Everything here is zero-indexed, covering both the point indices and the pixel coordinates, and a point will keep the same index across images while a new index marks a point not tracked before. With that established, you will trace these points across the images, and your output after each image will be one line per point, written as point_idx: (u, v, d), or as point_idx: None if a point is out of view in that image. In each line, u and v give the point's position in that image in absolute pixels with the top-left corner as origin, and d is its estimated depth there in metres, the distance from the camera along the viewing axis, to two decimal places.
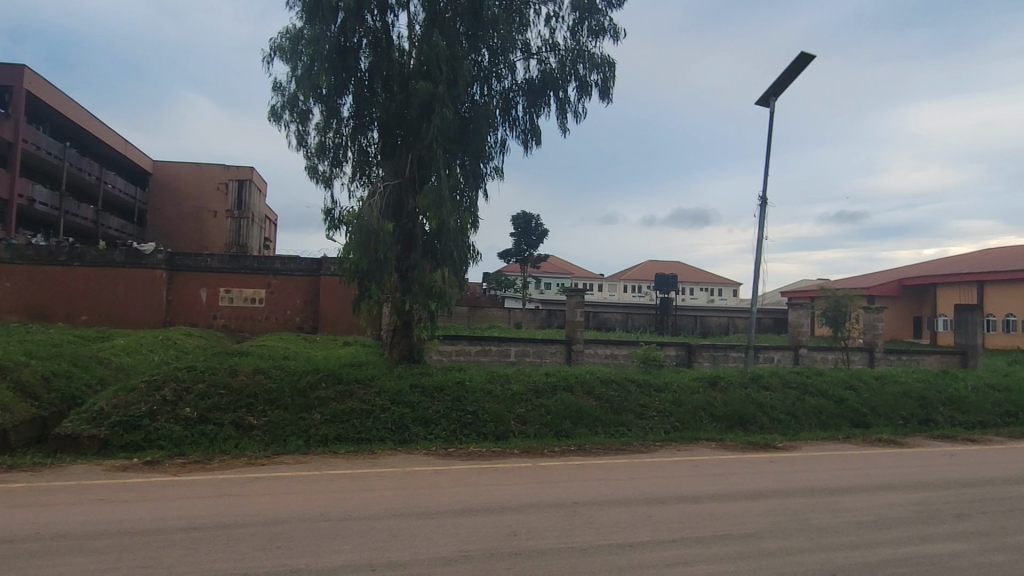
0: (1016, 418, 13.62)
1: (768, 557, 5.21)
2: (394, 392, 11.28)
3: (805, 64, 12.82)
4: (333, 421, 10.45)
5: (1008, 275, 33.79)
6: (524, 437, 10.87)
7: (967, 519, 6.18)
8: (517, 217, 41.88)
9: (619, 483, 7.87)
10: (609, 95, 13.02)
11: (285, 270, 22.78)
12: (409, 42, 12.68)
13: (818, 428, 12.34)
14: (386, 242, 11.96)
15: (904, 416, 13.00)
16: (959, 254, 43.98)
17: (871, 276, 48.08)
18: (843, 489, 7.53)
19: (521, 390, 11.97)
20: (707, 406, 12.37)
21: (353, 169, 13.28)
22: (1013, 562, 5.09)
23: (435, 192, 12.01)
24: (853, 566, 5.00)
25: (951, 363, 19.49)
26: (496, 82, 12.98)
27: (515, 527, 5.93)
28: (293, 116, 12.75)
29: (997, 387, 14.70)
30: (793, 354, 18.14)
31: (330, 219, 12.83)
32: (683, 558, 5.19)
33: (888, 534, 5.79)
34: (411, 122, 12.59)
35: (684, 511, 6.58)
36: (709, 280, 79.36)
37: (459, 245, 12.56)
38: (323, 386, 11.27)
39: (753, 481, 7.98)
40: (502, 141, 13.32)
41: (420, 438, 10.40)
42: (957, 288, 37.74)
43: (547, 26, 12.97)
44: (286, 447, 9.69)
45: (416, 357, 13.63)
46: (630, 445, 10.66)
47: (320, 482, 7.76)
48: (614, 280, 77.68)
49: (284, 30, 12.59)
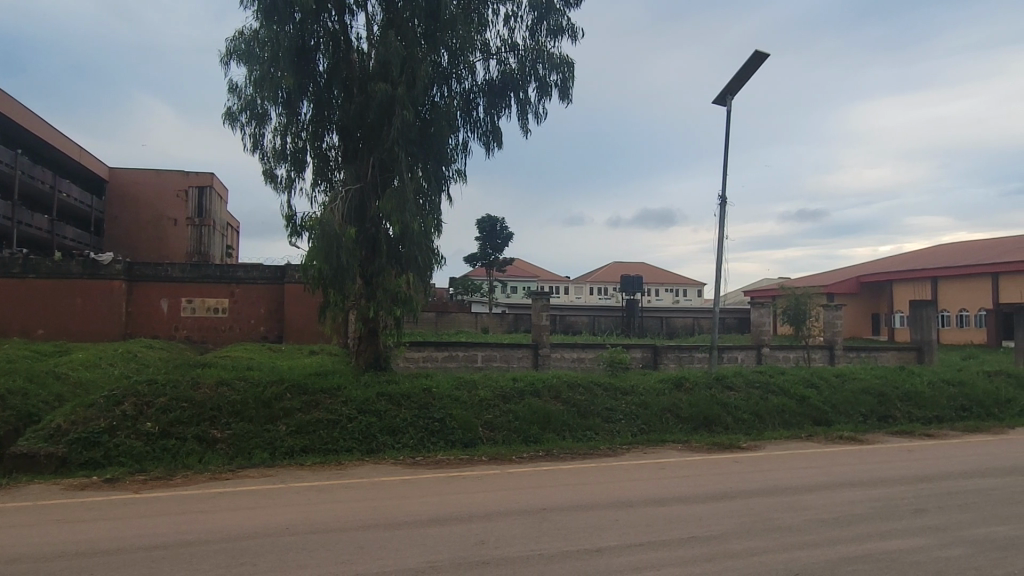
0: (970, 412, 14.04)
1: (733, 557, 5.29)
2: (361, 401, 11.18)
3: (760, 62, 13.05)
4: (298, 433, 10.32)
5: (961, 271, 34.83)
6: (492, 444, 10.88)
7: (924, 514, 6.37)
8: (482, 220, 41.87)
9: (588, 488, 7.94)
10: (569, 95, 13.10)
11: (248, 278, 22.47)
12: (368, 43, 12.62)
13: (781, 427, 12.57)
14: (349, 247, 11.84)
15: (863, 413, 13.31)
16: (913, 252, 45.17)
17: (829, 274, 49.13)
18: (805, 487, 7.69)
19: (488, 396, 11.95)
20: (672, 407, 12.52)
21: (314, 174, 13.15)
22: (967, 555, 5.25)
23: (397, 196, 11.97)
24: (814, 564, 5.12)
25: (908, 359, 19.98)
26: (456, 82, 12.96)
27: (483, 536, 5.93)
28: (250, 118, 12.57)
29: (953, 382, 15.11)
30: (756, 354, 18.39)
31: (292, 224, 12.69)
32: (649, 562, 5.25)
33: (849, 531, 5.93)
34: (371, 124, 12.49)
35: (651, 514, 6.67)
36: (673, 280, 80.21)
37: (424, 249, 12.49)
38: (287, 396, 11.12)
39: (718, 482, 8.10)
40: (464, 143, 13.30)
41: (387, 448, 10.35)
42: (912, 284, 38.74)
43: (506, 26, 12.98)
44: (250, 461, 9.57)
45: (383, 364, 13.53)
46: (598, 449, 10.75)
47: (287, 495, 7.67)
48: (579, 282, 77.99)
49: (238, 32, 12.44)
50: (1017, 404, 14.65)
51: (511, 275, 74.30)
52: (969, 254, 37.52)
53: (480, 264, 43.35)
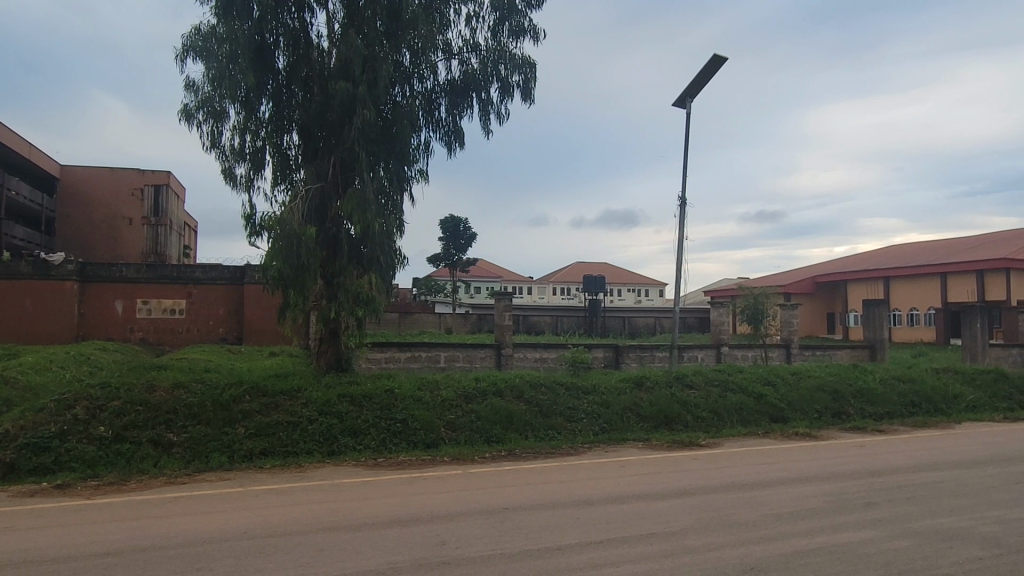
0: (920, 408, 14.46)
1: (691, 554, 5.37)
2: (321, 403, 11.07)
3: (718, 66, 13.26)
4: (258, 435, 10.18)
5: (912, 271, 35.84)
6: (455, 444, 10.87)
7: (875, 507, 6.55)
8: (445, 220, 41.78)
9: (549, 486, 7.98)
10: (531, 96, 13.16)
11: (206, 279, 22.04)
12: (329, 41, 12.51)
13: (739, 424, 12.80)
14: (310, 247, 11.71)
15: (818, 410, 13.62)
16: (867, 253, 46.36)
17: (786, 275, 50.16)
18: (762, 483, 7.85)
19: (451, 397, 11.93)
20: (633, 406, 12.66)
21: (274, 173, 12.97)
22: (914, 547, 5.42)
23: (358, 195, 11.87)
24: (769, 558, 5.23)
25: (861, 357, 20.49)
26: (418, 82, 12.92)
27: (444, 536, 5.93)
28: (207, 116, 12.37)
29: (903, 379, 15.55)
30: (715, 353, 18.68)
31: (251, 224, 12.51)
32: (610, 559, 5.30)
33: (803, 525, 6.07)
34: (332, 123, 12.37)
35: (612, 511, 6.74)
36: (635, 280, 80.99)
37: (386, 249, 12.41)
38: (246, 399, 10.94)
39: (677, 479, 8.22)
40: (426, 143, 13.27)
41: (348, 450, 10.27)
42: (865, 284, 39.73)
43: (468, 27, 12.98)
44: (208, 464, 9.40)
45: (345, 365, 13.38)
46: (560, 448, 10.82)
47: (245, 499, 7.55)
48: (543, 282, 78.33)
49: (194, 28, 12.22)
50: (963, 399, 15.15)
51: (474, 275, 74.29)
52: (919, 255, 38.67)
53: (443, 265, 43.24)
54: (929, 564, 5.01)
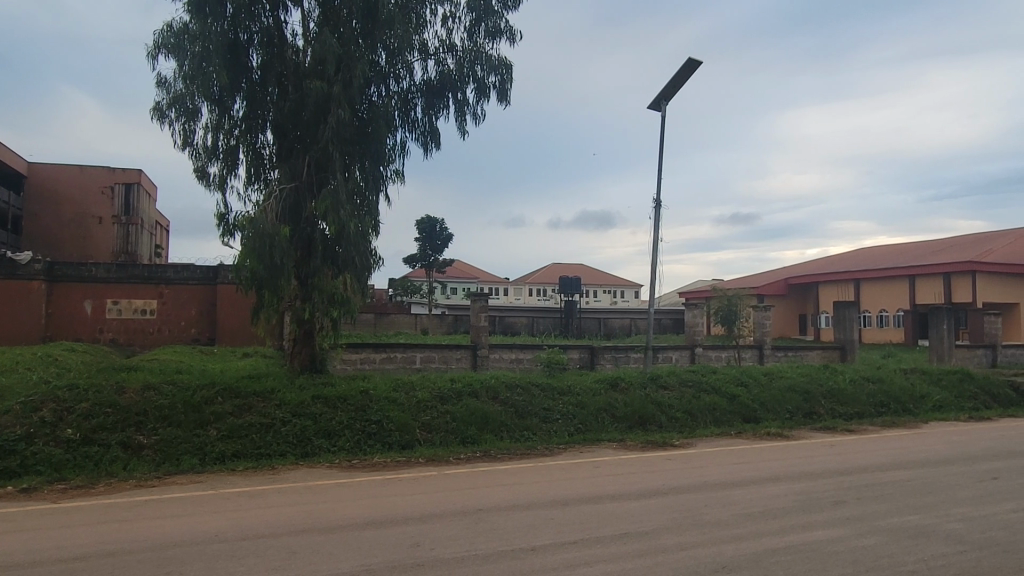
0: (888, 407, 14.72)
1: (663, 553, 5.41)
2: (295, 404, 10.97)
3: (692, 70, 13.40)
4: (229, 437, 10.06)
5: (882, 274, 36.45)
6: (430, 445, 10.84)
7: (843, 506, 6.66)
8: (421, 221, 41.66)
9: (524, 487, 8.00)
10: (507, 97, 13.17)
11: (178, 279, 21.74)
12: (304, 39, 12.42)
13: (713, 424, 12.92)
14: (283, 247, 11.61)
15: (790, 410, 13.79)
16: (838, 255, 47.06)
17: (759, 277, 50.74)
18: (734, 482, 7.93)
19: (426, 398, 11.89)
20: (608, 407, 12.72)
21: (247, 172, 12.85)
22: (882, 544, 5.51)
23: (333, 195, 11.79)
24: (739, 557, 5.29)
25: (831, 358, 20.80)
26: (394, 82, 12.86)
27: (419, 537, 5.92)
28: (179, 114, 12.22)
29: (872, 380, 15.81)
30: (689, 353, 18.84)
31: (224, 223, 12.38)
32: (583, 559, 5.32)
33: (773, 524, 6.15)
34: (307, 122, 12.28)
35: (586, 512, 6.77)
36: (610, 282, 81.40)
37: (361, 249, 12.34)
38: (218, 400, 10.82)
39: (651, 478, 8.28)
40: (402, 143, 13.22)
41: (322, 451, 10.20)
42: (836, 286, 40.33)
43: (444, 27, 12.97)
44: (179, 467, 9.28)
45: (319, 366, 13.26)
46: (535, 449, 10.86)
47: (217, 502, 7.46)
48: (519, 283, 78.42)
49: (166, 24, 12.07)
50: (930, 399, 15.45)
51: (450, 276, 74.14)
52: (888, 258, 39.37)
53: (419, 265, 43.09)
54: (895, 561, 5.10)
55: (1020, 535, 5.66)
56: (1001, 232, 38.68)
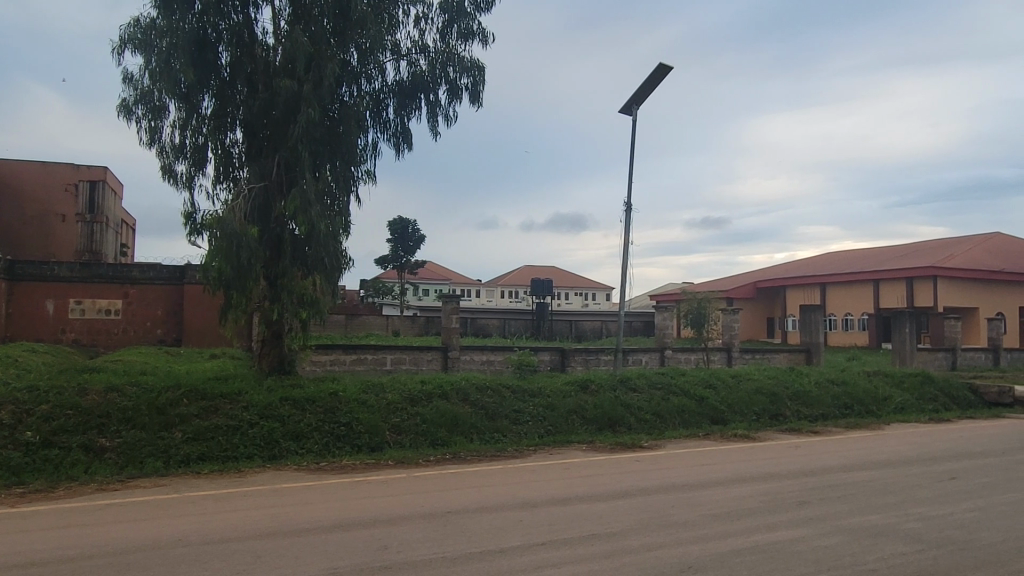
0: (852, 409, 14.99)
1: (630, 554, 5.45)
2: (263, 406, 10.83)
3: (663, 75, 13.52)
4: (195, 440, 9.91)
5: (848, 278, 37.12)
6: (399, 447, 10.79)
7: (807, 506, 6.76)
8: (392, 222, 41.48)
9: (493, 489, 7.98)
10: (479, 99, 13.18)
11: (143, 279, 21.36)
12: (274, 37, 12.29)
13: (681, 426, 13.05)
14: (251, 247, 11.47)
15: (756, 412, 13.97)
16: (805, 260, 47.83)
17: (728, 280, 51.34)
18: (700, 483, 8.01)
19: (396, 399, 11.82)
20: (578, 409, 12.77)
21: (216, 170, 12.68)
22: (843, 544, 5.61)
23: (302, 195, 11.68)
24: (705, 557, 5.34)
25: (798, 360, 21.12)
26: (366, 82, 12.78)
27: (387, 540, 5.89)
28: (146, 111, 12.03)
29: (837, 382, 16.08)
30: (659, 356, 19.01)
31: (191, 223, 12.20)
32: (550, 561, 5.33)
33: (739, 524, 6.22)
34: (276, 121, 12.15)
35: (554, 513, 6.79)
36: (582, 285, 81.76)
37: (331, 250, 12.24)
38: (184, 402, 10.65)
39: (619, 480, 8.35)
40: (373, 143, 13.15)
41: (290, 454, 10.10)
42: (803, 290, 40.96)
43: (416, 28, 12.94)
44: (142, 470, 9.12)
45: (288, 368, 13.12)
46: (505, 451, 10.87)
47: (181, 505, 7.34)
48: (491, 285, 78.38)
49: (133, 19, 11.88)
50: (892, 401, 15.77)
51: (422, 277, 73.83)
52: (854, 262, 40.13)
53: (391, 267, 42.87)
54: (856, 560, 5.20)
55: (976, 534, 5.79)
56: (962, 238, 39.63)
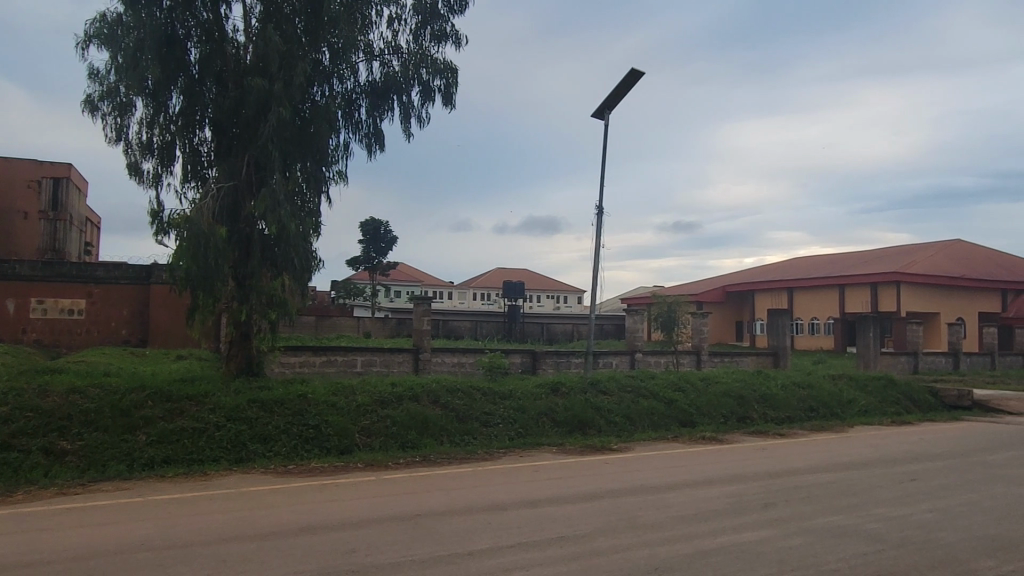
0: (817, 412, 15.24)
1: (598, 556, 5.48)
2: (230, 408, 10.69)
3: (635, 81, 13.63)
4: (160, 443, 9.74)
5: (815, 282, 37.76)
6: (368, 450, 10.72)
7: (772, 508, 6.86)
8: (365, 223, 41.21)
9: (463, 492, 7.97)
10: (452, 101, 13.17)
11: (108, 278, 20.96)
12: (245, 35, 12.15)
13: (650, 429, 13.15)
14: (219, 247, 11.31)
15: (724, 415, 14.15)
16: (773, 265, 48.55)
17: (698, 283, 51.89)
18: (668, 486, 8.08)
19: (365, 401, 11.75)
20: (548, 412, 12.80)
21: (183, 169, 12.49)
22: (807, 544, 5.71)
23: (272, 195, 11.54)
24: (671, 559, 5.39)
25: (765, 364, 21.42)
26: (337, 82, 12.68)
27: (354, 543, 5.84)
28: (112, 107, 11.83)
29: (803, 385, 16.34)
30: (629, 359, 19.16)
31: (158, 222, 12.00)
32: (517, 563, 5.34)
33: (706, 526, 6.28)
34: (246, 120, 12.01)
35: (523, 515, 6.80)
36: (554, 287, 82.05)
37: (301, 251, 12.12)
38: (149, 404, 10.48)
39: (588, 482, 8.39)
40: (345, 144, 13.06)
41: (257, 457, 9.97)
42: (770, 294, 41.56)
43: (389, 28, 12.89)
44: (105, 473, 8.94)
45: (256, 369, 12.95)
46: (475, 453, 10.85)
47: (144, 509, 7.21)
48: (463, 288, 78.30)
49: (100, 14, 11.68)
50: (856, 404, 16.06)
51: (393, 279, 73.45)
52: (820, 267, 40.82)
53: (362, 268, 42.56)
54: (818, 561, 5.29)
55: (934, 534, 5.93)
56: (924, 245, 40.54)
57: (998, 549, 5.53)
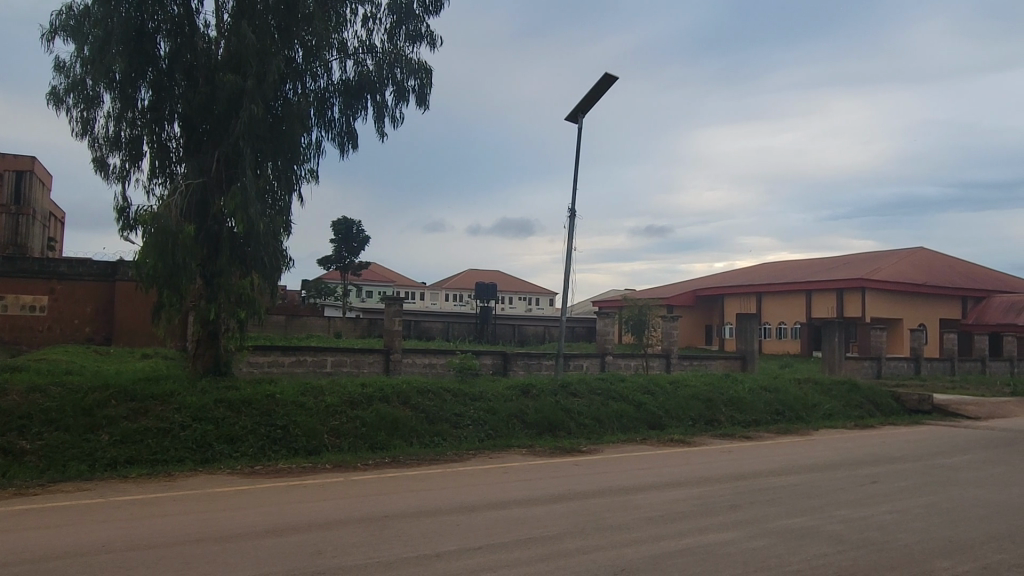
0: (783, 415, 15.46)
1: (565, 557, 5.51)
2: (196, 408, 10.54)
3: (608, 85, 13.73)
4: (123, 442, 9.57)
5: (783, 288, 38.30)
6: (337, 451, 10.64)
7: (737, 509, 6.95)
8: (337, 222, 40.89)
9: (432, 493, 7.95)
10: (427, 101, 13.14)
11: (72, 275, 20.54)
12: (217, 30, 12.00)
13: (619, 431, 13.25)
14: (187, 245, 11.15)
15: (692, 418, 14.32)
16: (742, 270, 49.17)
17: (669, 287, 52.32)
18: (635, 487, 8.14)
19: (335, 402, 11.67)
20: (518, 414, 12.83)
21: (151, 165, 12.30)
22: (771, 545, 5.81)
23: (242, 192, 11.40)
24: (637, 560, 5.45)
25: (733, 367, 21.69)
26: (311, 80, 12.58)
27: (321, 545, 5.80)
28: (78, 100, 11.60)
29: (770, 389, 16.58)
30: (600, 362, 19.27)
31: (124, 218, 11.80)
32: (485, 565, 5.35)
33: (672, 527, 6.35)
34: (217, 116, 11.86)
35: (492, 517, 6.80)
36: (526, 289, 82.22)
37: (271, 249, 11.97)
38: (112, 403, 10.30)
39: (556, 484, 8.42)
40: (318, 142, 12.97)
41: (224, 457, 9.84)
42: (740, 298, 42.07)
43: (364, 27, 12.83)
44: (65, 474, 8.75)
45: (223, 369, 12.77)
46: (444, 455, 10.83)
47: (103, 511, 7.07)
48: (435, 288, 78.05)
49: (66, 6, 11.46)
50: (820, 408, 16.33)
51: (365, 279, 72.94)
52: (788, 273, 41.43)
53: (334, 268, 42.21)
54: (781, 562, 5.38)
55: (893, 535, 6.07)
56: (888, 252, 41.39)
57: (953, 550, 5.68)
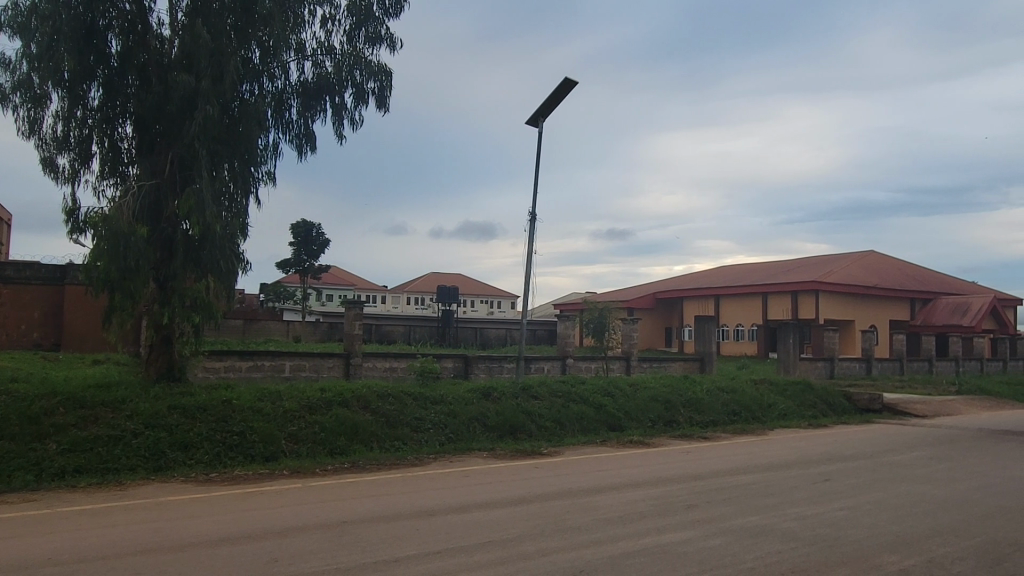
0: (739, 415, 15.72)
1: (525, 559, 5.52)
2: (148, 415, 10.30)
3: (568, 89, 13.82)
4: (71, 451, 9.30)
5: (740, 290, 38.97)
6: (295, 457, 10.50)
7: (694, 509, 7.05)
8: (296, 224, 40.35)
9: (392, 498, 7.89)
10: (386, 104, 13.07)
11: (18, 279, 19.91)
12: (171, 29, 11.76)
13: (580, 433, 13.32)
14: (140, 247, 10.88)
15: (652, 419, 14.49)
16: (701, 272, 49.91)
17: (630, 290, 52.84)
18: (595, 489, 8.20)
19: (293, 407, 11.50)
20: (479, 417, 12.81)
21: (102, 165, 11.99)
22: (726, 544, 5.90)
23: (197, 194, 11.20)
24: (596, 561, 5.48)
25: (692, 369, 21.97)
26: (268, 80, 12.41)
27: (279, 553, 5.71)
28: (25, 99, 11.23)
29: (727, 390, 16.86)
30: (561, 364, 19.36)
31: (73, 220, 11.47)
32: (444, 569, 5.33)
33: (631, 528, 6.42)
34: (171, 116, 11.62)
35: (453, 521, 6.78)
36: (488, 292, 82.26)
37: (227, 253, 11.77)
38: (60, 412, 10.01)
39: (517, 487, 8.42)
40: (275, 144, 12.79)
41: (178, 465, 9.62)
42: (699, 301, 42.68)
43: (322, 29, 12.72)
44: (9, 484, 8.46)
45: (177, 374, 12.49)
46: (405, 459, 10.77)
47: (52, 522, 6.86)
48: (397, 292, 77.60)
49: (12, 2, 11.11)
50: (775, 408, 16.64)
51: (324, 282, 72.14)
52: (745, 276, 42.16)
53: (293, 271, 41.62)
54: (737, 560, 5.47)
55: (844, 531, 6.22)
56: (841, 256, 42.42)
57: (901, 544, 5.84)
